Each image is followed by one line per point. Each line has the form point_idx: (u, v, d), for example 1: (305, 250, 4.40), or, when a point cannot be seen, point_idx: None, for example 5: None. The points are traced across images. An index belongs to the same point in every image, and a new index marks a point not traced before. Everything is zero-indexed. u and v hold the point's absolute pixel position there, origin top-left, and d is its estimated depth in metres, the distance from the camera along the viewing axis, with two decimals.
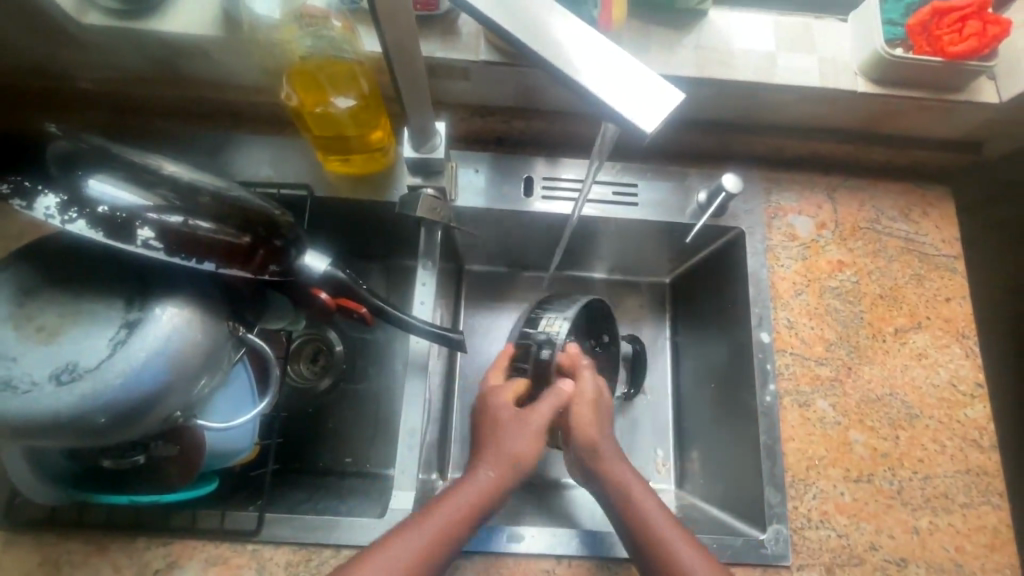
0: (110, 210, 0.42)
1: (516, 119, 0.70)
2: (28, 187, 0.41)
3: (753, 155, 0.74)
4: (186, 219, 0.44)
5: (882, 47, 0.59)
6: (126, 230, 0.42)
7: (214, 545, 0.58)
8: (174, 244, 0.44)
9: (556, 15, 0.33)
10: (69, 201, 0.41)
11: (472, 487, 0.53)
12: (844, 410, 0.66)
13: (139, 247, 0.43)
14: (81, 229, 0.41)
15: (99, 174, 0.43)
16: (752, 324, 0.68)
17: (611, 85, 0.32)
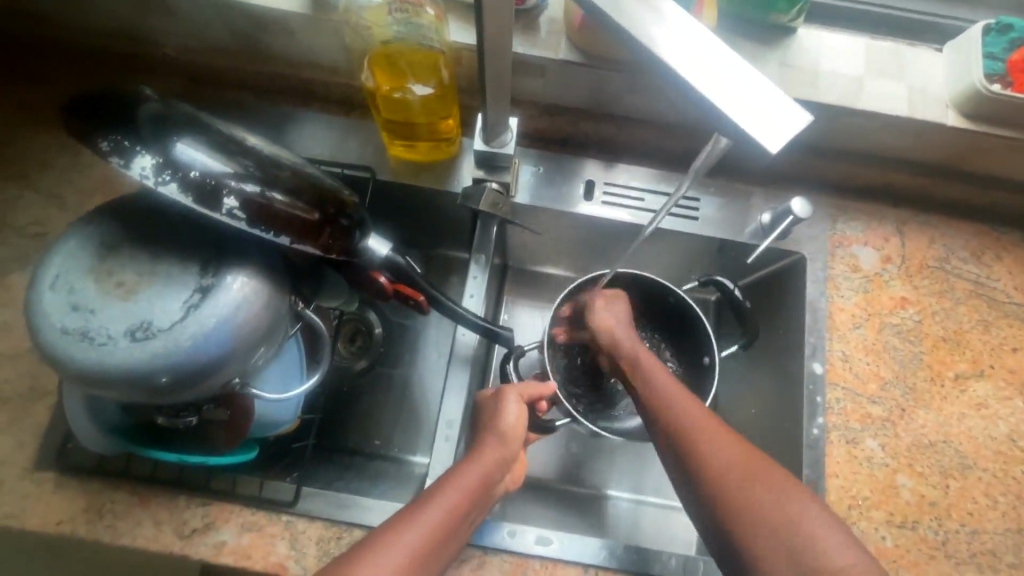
0: (201, 175, 0.43)
1: (584, 121, 0.70)
2: (127, 146, 0.42)
3: (823, 180, 0.71)
4: (267, 191, 0.45)
5: (980, 82, 0.57)
6: (214, 198, 0.43)
7: (250, 512, 0.59)
8: (254, 214, 0.44)
9: (665, 13, 0.32)
10: (163, 163, 0.42)
11: (486, 459, 0.53)
12: (894, 452, 0.63)
13: (223, 215, 0.43)
14: (172, 192, 0.42)
15: (188, 139, 0.44)
16: (805, 354, 0.66)
17: (722, 86, 0.31)
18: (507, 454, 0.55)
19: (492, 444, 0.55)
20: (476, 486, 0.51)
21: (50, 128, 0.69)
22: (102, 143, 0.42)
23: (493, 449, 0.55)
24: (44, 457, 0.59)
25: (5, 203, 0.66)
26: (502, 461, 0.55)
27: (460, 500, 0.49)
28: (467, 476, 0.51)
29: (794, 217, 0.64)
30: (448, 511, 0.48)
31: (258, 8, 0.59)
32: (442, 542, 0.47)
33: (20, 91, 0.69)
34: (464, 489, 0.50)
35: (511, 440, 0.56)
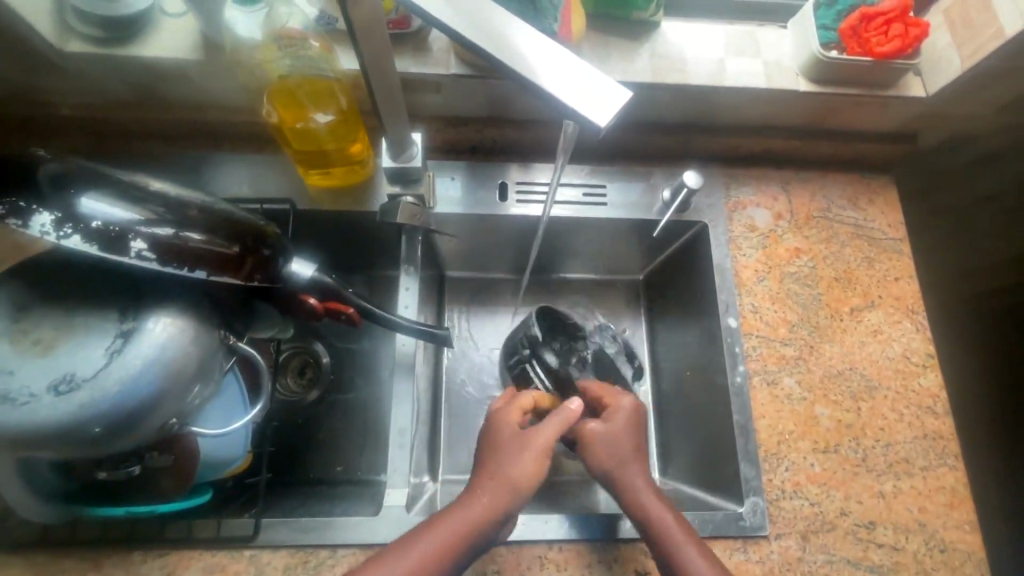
0: (103, 224, 0.44)
1: (488, 128, 0.73)
2: (23, 207, 0.43)
3: (712, 154, 0.78)
4: (177, 230, 0.46)
5: (818, 50, 0.65)
6: (120, 243, 0.44)
7: (211, 553, 0.58)
8: (165, 254, 0.46)
9: (510, 23, 0.37)
10: (63, 218, 0.43)
11: (486, 498, 0.52)
12: (809, 385, 0.70)
13: (134, 257, 0.44)
14: (76, 244, 0.43)
15: (90, 192, 0.45)
16: (719, 311, 0.72)
17: (561, 81, 0.35)
18: (506, 497, 0.53)
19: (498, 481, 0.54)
20: (456, 533, 0.50)
21: None
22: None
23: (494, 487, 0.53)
24: None
25: None
26: (500, 509, 0.52)
27: (444, 540, 0.50)
28: (460, 514, 0.51)
29: (689, 189, 0.70)
30: (424, 555, 0.49)
31: (148, 58, 0.60)
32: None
33: None
34: (450, 531, 0.50)
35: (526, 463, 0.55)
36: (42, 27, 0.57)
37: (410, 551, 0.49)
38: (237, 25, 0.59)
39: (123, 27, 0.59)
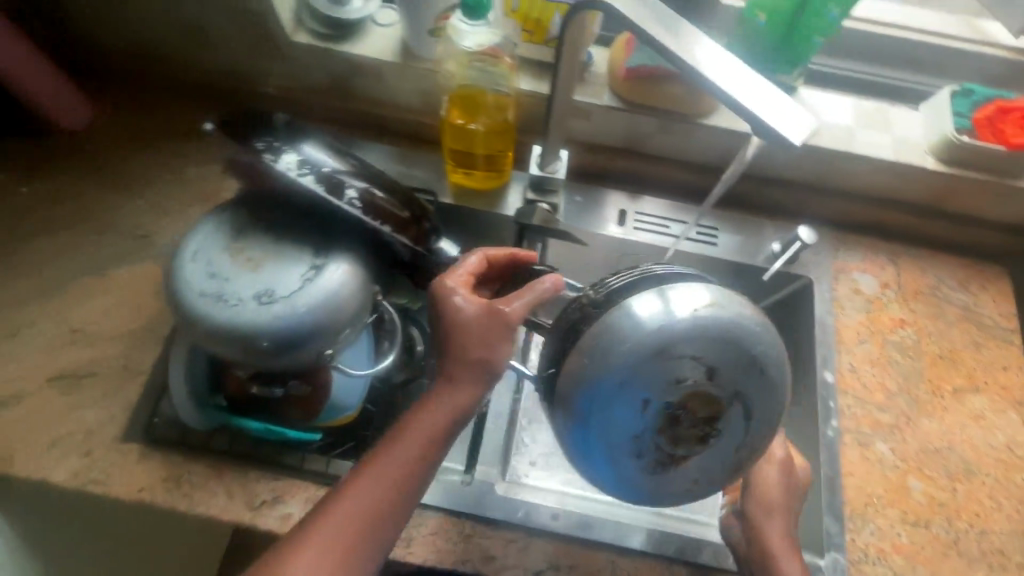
0: (329, 173, 0.54)
1: (618, 159, 0.79)
2: (274, 146, 0.52)
3: (825, 216, 0.82)
4: (371, 189, 0.56)
5: (950, 133, 0.69)
6: (338, 189, 0.54)
7: (316, 487, 0.64)
8: (367, 206, 0.55)
9: (708, 52, 0.44)
10: (302, 161, 0.53)
11: (446, 390, 0.50)
12: (903, 455, 0.70)
13: (345, 202, 0.53)
14: (309, 182, 0.52)
15: (314, 145, 0.55)
16: (817, 364, 0.74)
17: (756, 102, 0.41)
18: (479, 384, 0.50)
19: (427, 403, 0.51)
20: (423, 436, 0.49)
21: (157, 149, 0.79)
22: (257, 143, 0.52)
23: (433, 405, 0.50)
24: (133, 429, 0.65)
25: (116, 210, 0.76)
26: (477, 393, 0.51)
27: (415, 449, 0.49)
28: (425, 418, 0.50)
29: (801, 243, 0.75)
30: (390, 477, 0.48)
31: (357, 56, 0.72)
32: (395, 503, 0.48)
33: (136, 119, 0.81)
34: (420, 440, 0.49)
35: (472, 371, 0.50)
36: (284, 18, 0.70)
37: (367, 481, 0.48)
38: (463, 38, 0.65)
39: (343, 27, 0.71)
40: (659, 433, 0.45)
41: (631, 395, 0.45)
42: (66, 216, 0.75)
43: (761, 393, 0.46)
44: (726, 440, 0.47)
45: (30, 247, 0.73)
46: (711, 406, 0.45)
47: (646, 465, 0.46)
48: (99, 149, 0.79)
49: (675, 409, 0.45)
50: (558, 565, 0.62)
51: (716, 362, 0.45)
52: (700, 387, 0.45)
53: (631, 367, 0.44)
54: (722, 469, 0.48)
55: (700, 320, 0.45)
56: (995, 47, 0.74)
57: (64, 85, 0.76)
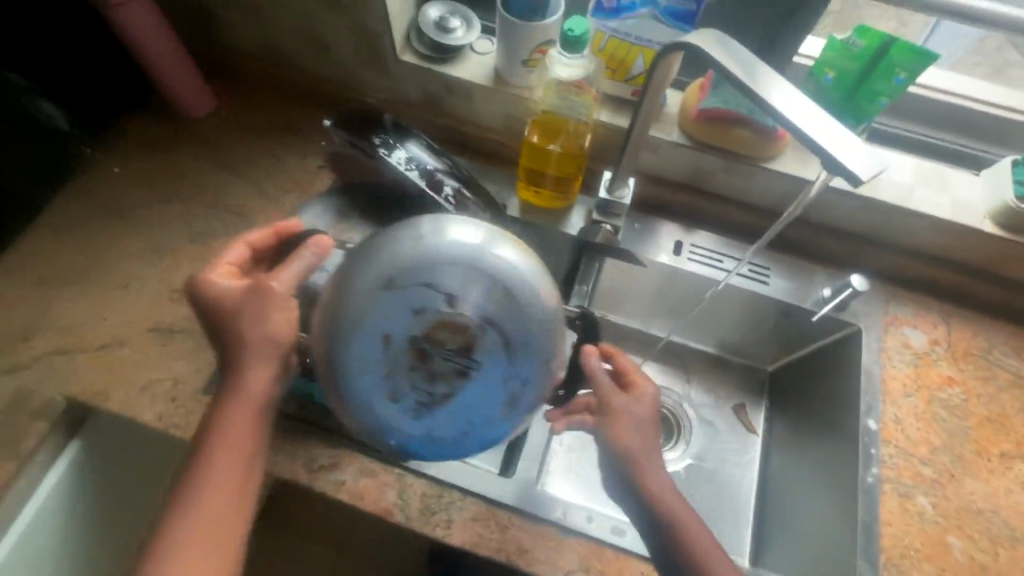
0: (431, 171, 0.67)
1: (681, 193, 0.84)
2: (390, 144, 0.67)
3: (879, 269, 0.84)
4: (462, 188, 0.68)
5: (1011, 199, 0.72)
6: (437, 184, 0.67)
7: (368, 459, 0.68)
8: (458, 202, 0.67)
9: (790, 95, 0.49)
10: (411, 158, 0.67)
11: (258, 369, 0.57)
12: (944, 512, 0.69)
13: (440, 194, 0.67)
14: (414, 175, 0.66)
15: (422, 147, 0.69)
16: (861, 411, 0.75)
17: (830, 140, 0.47)
18: (269, 355, 0.57)
19: (233, 400, 0.57)
20: (252, 414, 0.57)
21: (262, 139, 0.89)
22: (376, 140, 0.67)
23: (244, 398, 0.57)
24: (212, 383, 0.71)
25: (223, 189, 0.85)
26: (275, 367, 0.58)
27: (247, 419, 0.57)
28: (240, 399, 0.57)
29: (853, 289, 0.77)
30: (224, 439, 0.56)
31: (454, 78, 0.81)
32: (233, 495, 0.56)
33: (250, 113, 0.91)
34: (248, 418, 0.57)
35: (259, 352, 0.57)
36: (396, 40, 0.79)
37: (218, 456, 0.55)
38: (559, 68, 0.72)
39: (445, 52, 0.80)
40: (416, 369, 0.51)
41: (372, 329, 0.50)
42: (181, 190, 0.85)
43: (506, 316, 0.50)
44: (490, 367, 0.51)
45: (148, 213, 0.83)
46: (462, 333, 0.50)
47: (410, 407, 0.51)
48: (214, 135, 0.89)
49: (422, 340, 0.50)
50: (589, 567, 0.64)
51: (455, 289, 0.50)
52: (445, 316, 0.50)
53: (370, 303, 0.50)
54: (501, 404, 0.51)
55: (401, 250, 0.50)
56: None
57: (197, 83, 0.87)
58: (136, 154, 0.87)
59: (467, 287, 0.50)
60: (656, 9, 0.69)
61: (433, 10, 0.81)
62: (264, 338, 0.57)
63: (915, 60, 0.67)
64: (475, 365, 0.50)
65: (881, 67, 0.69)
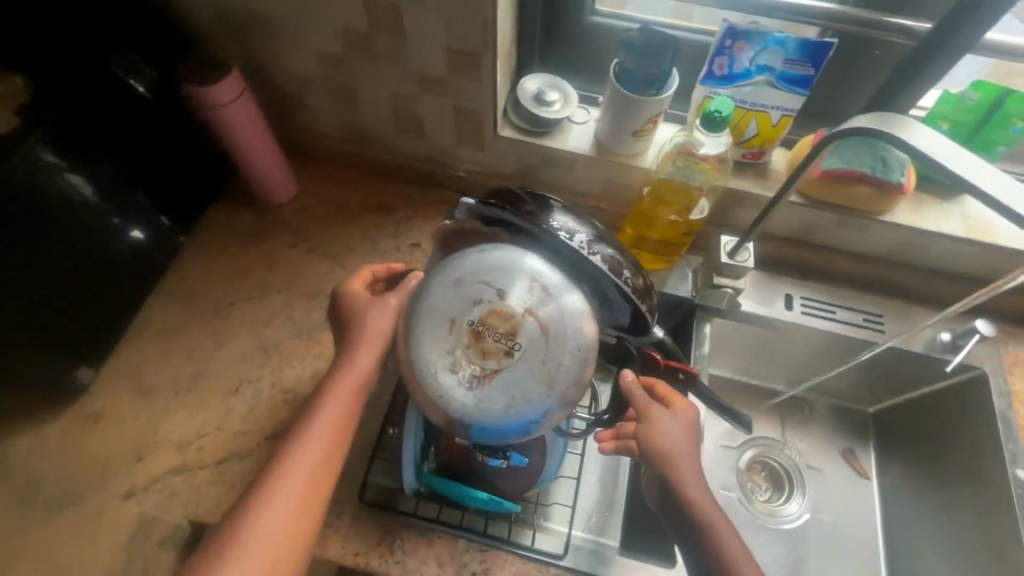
0: (609, 256, 0.59)
1: (788, 248, 0.84)
2: (563, 225, 0.59)
3: (989, 308, 0.84)
4: (636, 272, 0.61)
5: None
6: (618, 272, 0.59)
7: (522, 561, 0.65)
8: (635, 290, 0.60)
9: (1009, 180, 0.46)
10: (587, 242, 0.59)
11: (360, 356, 0.60)
12: None
13: (622, 283, 0.59)
14: (597, 263, 0.58)
15: (588, 223, 0.61)
16: (1006, 460, 0.73)
17: None
18: (376, 349, 0.61)
19: (338, 383, 0.60)
20: (348, 396, 0.60)
21: (351, 223, 0.89)
22: (551, 222, 0.59)
23: (347, 381, 0.60)
24: (344, 491, 0.68)
25: (324, 278, 0.84)
26: (374, 360, 0.61)
27: (342, 405, 0.59)
28: (342, 382, 0.60)
29: (982, 335, 0.77)
30: (331, 419, 0.59)
31: (556, 149, 0.80)
32: (324, 467, 0.57)
33: (337, 196, 0.91)
34: (343, 399, 0.60)
35: (367, 344, 0.61)
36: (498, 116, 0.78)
37: (313, 431, 0.58)
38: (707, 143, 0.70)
39: (546, 125, 0.80)
40: (467, 347, 0.53)
41: (438, 315, 0.54)
42: (279, 280, 0.84)
43: (550, 311, 0.53)
44: (534, 353, 0.52)
45: (248, 307, 0.81)
46: (507, 319, 0.53)
47: (461, 379, 0.52)
48: (303, 221, 0.89)
49: (478, 325, 0.53)
50: None
51: (509, 286, 0.54)
52: (498, 305, 0.53)
53: (448, 294, 0.54)
54: (536, 386, 0.51)
55: (467, 259, 0.56)
56: None
57: (281, 164, 0.85)
58: (226, 244, 0.86)
59: (495, 271, 0.55)
60: (772, 75, 0.69)
61: (531, 83, 0.80)
62: (370, 337, 0.61)
63: None
64: (539, 353, 0.52)
65: (996, 118, 0.69)
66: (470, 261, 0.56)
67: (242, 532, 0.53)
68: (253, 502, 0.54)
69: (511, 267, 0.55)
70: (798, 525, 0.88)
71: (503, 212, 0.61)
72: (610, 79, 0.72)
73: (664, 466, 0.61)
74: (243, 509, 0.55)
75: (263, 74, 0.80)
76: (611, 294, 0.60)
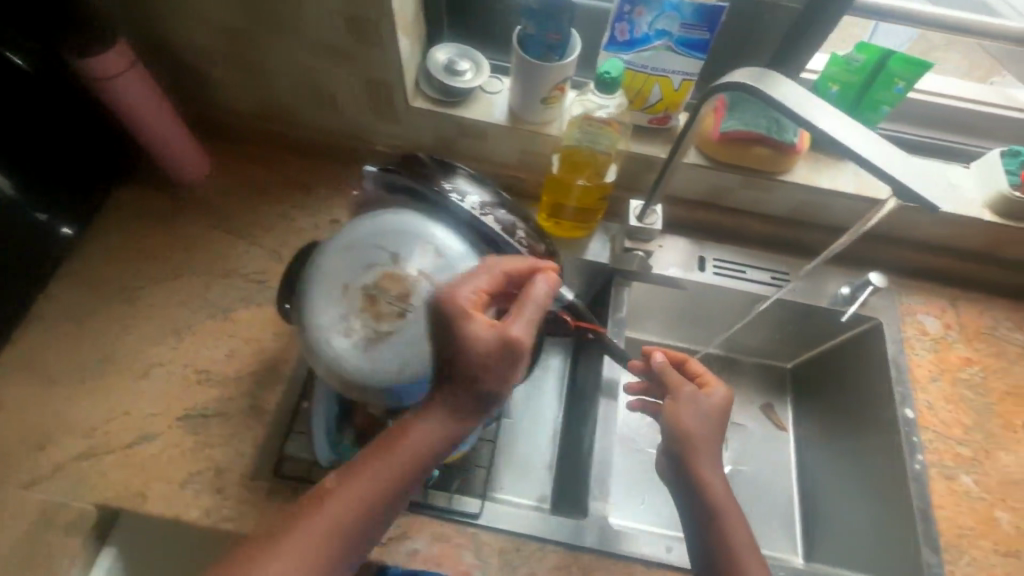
0: (502, 216, 0.61)
1: (699, 211, 0.87)
2: (458, 187, 0.60)
3: (887, 262, 0.89)
4: (528, 230, 0.63)
5: (1005, 189, 0.77)
6: (511, 232, 0.60)
7: (439, 522, 0.66)
8: (530, 249, 0.62)
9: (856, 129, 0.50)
10: (480, 203, 0.60)
11: (436, 414, 0.50)
12: (987, 487, 0.74)
13: (515, 242, 0.60)
14: (489, 223, 0.59)
15: (482, 187, 0.63)
16: (896, 401, 0.79)
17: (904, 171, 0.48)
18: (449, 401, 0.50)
19: (409, 434, 0.50)
20: (411, 458, 0.49)
21: (265, 199, 0.86)
22: (445, 186, 0.60)
23: (418, 439, 0.50)
24: (260, 467, 0.68)
25: (237, 256, 0.82)
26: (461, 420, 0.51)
27: (403, 468, 0.49)
28: (419, 441, 0.50)
29: (873, 286, 0.81)
30: (382, 484, 0.49)
31: (468, 119, 0.80)
32: (353, 538, 0.48)
33: (251, 174, 0.88)
34: (403, 461, 0.49)
35: (455, 402, 0.50)
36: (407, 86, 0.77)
37: (346, 492, 0.48)
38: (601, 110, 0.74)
39: (458, 95, 0.79)
40: (362, 310, 0.53)
41: (331, 281, 0.54)
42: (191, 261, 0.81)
43: (444, 274, 0.55)
44: (426, 314, 0.53)
45: (157, 291, 0.78)
46: (402, 282, 0.54)
47: (355, 341, 0.53)
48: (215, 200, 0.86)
49: (371, 288, 0.54)
50: None
51: (404, 250, 0.55)
52: (392, 269, 0.54)
53: (344, 259, 0.55)
54: (429, 346, 0.53)
55: (363, 224, 0.57)
56: None
57: (191, 144, 0.82)
58: (132, 226, 0.83)
59: (389, 236, 0.56)
60: (670, 40, 0.70)
61: (440, 53, 0.80)
62: (467, 387, 0.49)
63: (912, 71, 0.71)
64: (433, 315, 0.54)
65: (881, 78, 0.73)
66: (366, 226, 0.56)
67: None
68: (261, 555, 0.46)
69: (406, 232, 0.56)
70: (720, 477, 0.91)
71: (403, 178, 0.60)
72: (514, 47, 0.72)
73: (687, 443, 0.59)
74: (247, 563, 0.46)
75: (160, 46, 0.77)
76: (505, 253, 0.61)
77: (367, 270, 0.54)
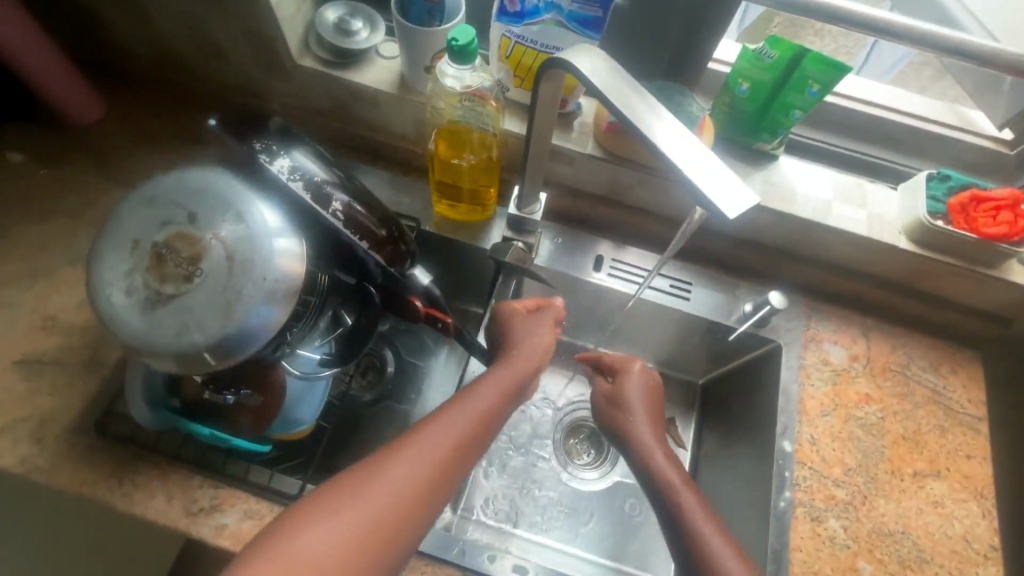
0: (317, 182, 0.57)
1: (600, 206, 0.81)
2: (273, 150, 0.56)
3: (800, 282, 0.83)
4: (350, 201, 0.58)
5: (924, 216, 0.70)
6: (325, 200, 0.56)
7: (255, 500, 0.64)
8: (349, 220, 0.58)
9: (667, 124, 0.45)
10: (292, 167, 0.56)
11: (496, 377, 0.61)
12: (855, 535, 0.68)
13: (329, 213, 0.56)
14: (297, 188, 0.55)
15: (305, 152, 0.58)
16: (777, 432, 0.73)
17: (705, 173, 0.43)
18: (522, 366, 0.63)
19: (469, 393, 0.59)
20: (477, 409, 0.58)
21: (153, 148, 0.83)
22: (257, 145, 0.56)
23: (475, 400, 0.58)
24: (85, 421, 0.66)
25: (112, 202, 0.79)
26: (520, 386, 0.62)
27: (464, 413, 0.57)
28: (480, 394, 0.59)
29: (771, 307, 0.74)
30: (448, 429, 0.55)
31: (356, 84, 0.75)
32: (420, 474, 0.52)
33: (145, 121, 0.85)
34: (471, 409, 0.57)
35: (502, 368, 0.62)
36: (292, 42, 0.73)
37: (425, 435, 0.54)
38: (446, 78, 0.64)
39: (348, 56, 0.75)
40: (148, 270, 0.50)
41: (123, 237, 0.51)
42: (64, 202, 0.79)
43: (240, 239, 0.50)
44: (211, 279, 0.49)
45: (22, 230, 0.76)
46: (193, 244, 0.50)
47: (135, 303, 0.49)
48: (103, 142, 0.83)
49: (161, 248, 0.50)
50: None
51: (202, 211, 0.51)
52: (185, 229, 0.50)
53: (141, 214, 0.51)
54: (212, 315, 0.49)
55: (166, 181, 0.53)
56: (976, 136, 0.76)
57: (81, 85, 0.79)
58: (12, 161, 0.80)
59: (190, 195, 0.52)
60: (559, 14, 0.64)
61: (331, 13, 0.76)
62: (522, 364, 0.63)
63: (827, 73, 0.63)
64: (221, 281, 0.49)
65: (792, 79, 0.65)
66: (168, 182, 0.53)
67: (319, 526, 0.47)
68: (329, 490, 0.50)
69: (209, 191, 0.52)
70: (604, 489, 0.86)
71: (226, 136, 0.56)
72: (394, 13, 0.66)
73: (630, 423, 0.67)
74: (316, 498, 0.49)
75: None
76: (324, 225, 0.57)
77: (160, 229, 0.50)
